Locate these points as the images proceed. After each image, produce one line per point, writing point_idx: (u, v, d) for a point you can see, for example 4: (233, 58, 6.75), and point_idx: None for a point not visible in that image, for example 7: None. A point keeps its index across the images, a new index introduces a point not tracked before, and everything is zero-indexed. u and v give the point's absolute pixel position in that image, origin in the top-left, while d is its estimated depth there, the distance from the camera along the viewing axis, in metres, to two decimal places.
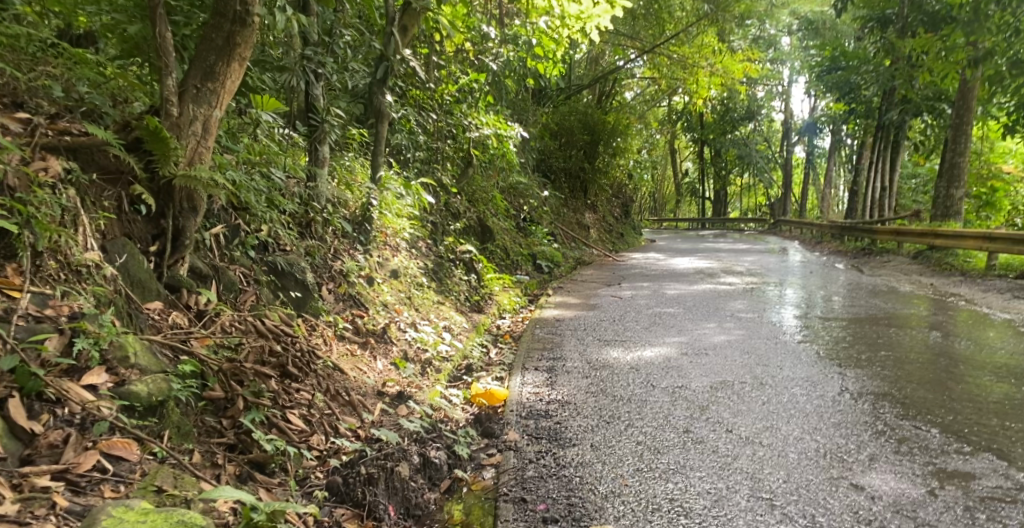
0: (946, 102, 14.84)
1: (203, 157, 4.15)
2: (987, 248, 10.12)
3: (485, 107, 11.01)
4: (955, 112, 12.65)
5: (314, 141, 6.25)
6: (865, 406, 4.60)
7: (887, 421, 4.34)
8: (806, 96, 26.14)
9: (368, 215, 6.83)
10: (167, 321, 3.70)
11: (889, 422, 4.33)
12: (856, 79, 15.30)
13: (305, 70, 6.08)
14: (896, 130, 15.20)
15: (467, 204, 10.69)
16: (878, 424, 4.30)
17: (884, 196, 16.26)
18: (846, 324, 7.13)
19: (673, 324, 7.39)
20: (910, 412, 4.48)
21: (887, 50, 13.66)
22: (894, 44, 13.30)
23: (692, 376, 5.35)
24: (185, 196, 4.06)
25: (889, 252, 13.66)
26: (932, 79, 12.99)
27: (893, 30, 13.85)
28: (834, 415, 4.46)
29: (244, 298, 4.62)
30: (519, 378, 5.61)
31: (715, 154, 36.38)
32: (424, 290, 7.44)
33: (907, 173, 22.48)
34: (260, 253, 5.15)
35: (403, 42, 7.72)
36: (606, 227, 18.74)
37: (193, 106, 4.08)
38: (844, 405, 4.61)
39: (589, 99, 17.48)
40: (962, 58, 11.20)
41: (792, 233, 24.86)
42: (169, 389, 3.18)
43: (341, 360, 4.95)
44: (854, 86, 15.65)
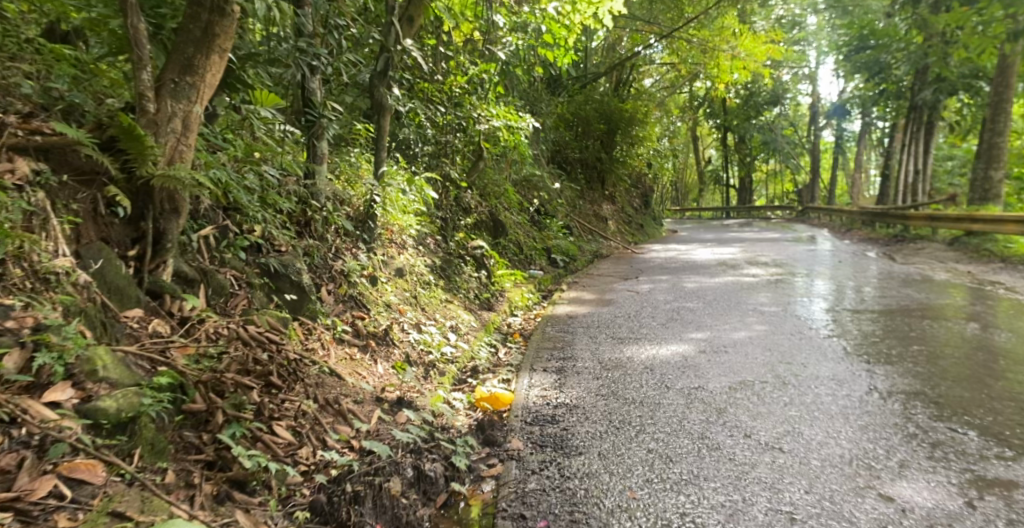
0: (984, 80, 14.18)
1: (185, 155, 3.95)
2: None
3: (497, 98, 10.75)
4: (993, 90, 12.22)
5: (312, 137, 6.05)
6: (895, 406, 4.32)
7: (918, 423, 4.07)
8: (832, 80, 25.59)
9: (372, 213, 6.62)
10: (147, 330, 3.50)
11: (920, 424, 4.05)
12: (885, 59, 14.87)
13: (302, 64, 5.87)
14: (930, 110, 14.76)
15: (479, 199, 10.46)
16: (909, 427, 4.03)
17: (915, 181, 15.91)
18: (876, 316, 6.82)
19: (691, 320, 7.11)
20: (944, 413, 4.19)
21: (918, 28, 13.20)
22: (928, 21, 12.84)
23: (710, 377, 5.09)
24: (166, 197, 3.86)
25: (922, 240, 13.26)
26: (966, 56, 12.54)
27: (922, 7, 13.41)
28: (861, 416, 4.19)
29: (234, 303, 4.44)
30: (527, 380, 5.38)
31: (736, 142, 35.80)
32: (431, 288, 7.22)
33: (939, 156, 21.87)
34: (253, 255, 4.96)
35: (408, 34, 7.48)
36: (625, 219, 18.43)
37: (172, 101, 3.88)
38: (872, 406, 4.34)
39: (606, 88, 17.16)
40: (999, 33, 10.78)
41: (816, 222, 24.36)
42: (141, 404, 2.99)
43: (339, 365, 4.77)
44: (884, 66, 15.31)
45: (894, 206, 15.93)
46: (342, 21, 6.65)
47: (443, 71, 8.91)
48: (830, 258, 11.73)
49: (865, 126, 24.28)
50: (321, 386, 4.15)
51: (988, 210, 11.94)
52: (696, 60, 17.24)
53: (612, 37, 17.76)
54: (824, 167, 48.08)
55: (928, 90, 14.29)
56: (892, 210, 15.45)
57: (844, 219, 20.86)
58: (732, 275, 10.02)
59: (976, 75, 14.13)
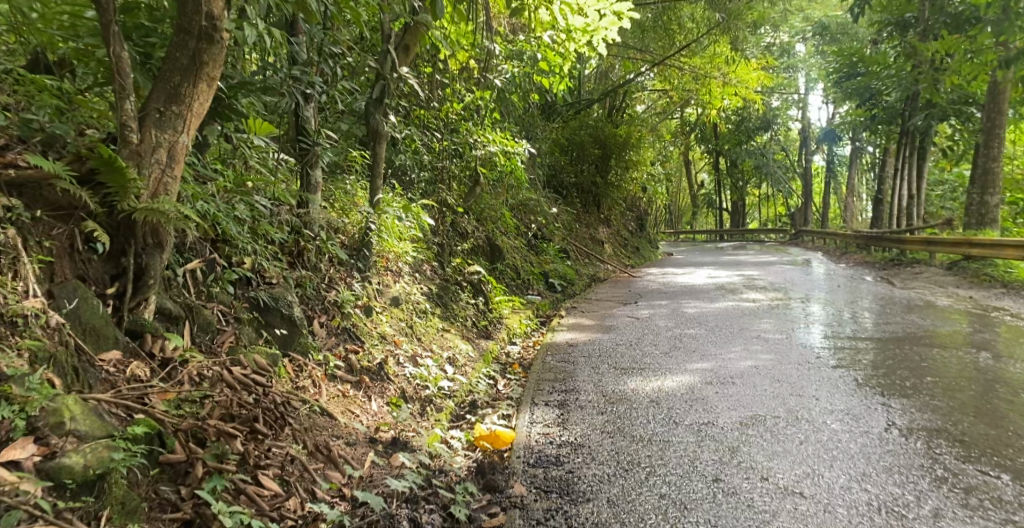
0: (974, 105, 14.15)
1: (171, 187, 3.69)
2: None
3: (493, 124, 10.62)
4: (985, 116, 12.19)
5: (305, 165, 5.89)
6: (918, 445, 4.11)
7: (947, 465, 3.86)
8: (823, 104, 25.65)
9: (366, 241, 6.42)
10: (124, 375, 3.28)
11: (949, 466, 3.85)
12: (876, 85, 14.79)
13: (297, 90, 5.69)
14: (921, 136, 14.64)
15: (475, 224, 10.27)
16: (937, 469, 3.82)
17: (910, 205, 15.80)
18: (883, 344, 6.63)
19: (695, 349, 6.88)
20: (972, 454, 3.98)
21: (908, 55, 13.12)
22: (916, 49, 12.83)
23: (719, 411, 4.87)
24: (149, 231, 3.63)
25: (919, 263, 13.13)
26: (959, 82, 12.47)
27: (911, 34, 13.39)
28: (883, 456, 3.98)
29: (222, 339, 4.24)
30: (528, 416, 5.14)
31: (730, 165, 35.80)
32: (428, 317, 7.01)
33: (932, 180, 21.79)
34: (242, 288, 4.75)
35: (404, 63, 7.27)
36: (621, 242, 18.26)
37: (156, 131, 3.63)
38: (894, 445, 4.12)
39: (600, 114, 17.06)
40: (991, 60, 10.75)
41: (811, 244, 24.23)
42: (111, 459, 2.77)
43: (331, 404, 4.56)
44: (874, 92, 15.26)
45: (889, 229, 15.81)
46: (337, 47, 6.51)
47: (439, 98, 8.76)
48: (829, 282, 11.56)
49: (856, 150, 24.31)
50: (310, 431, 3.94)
51: (987, 234, 11.81)
52: (688, 87, 17.15)
53: (604, 64, 17.69)
54: (817, 189, 48.14)
55: (918, 116, 14.12)
56: (887, 233, 15.31)
57: (839, 242, 20.74)
58: (733, 300, 9.83)
59: (966, 101, 13.99)
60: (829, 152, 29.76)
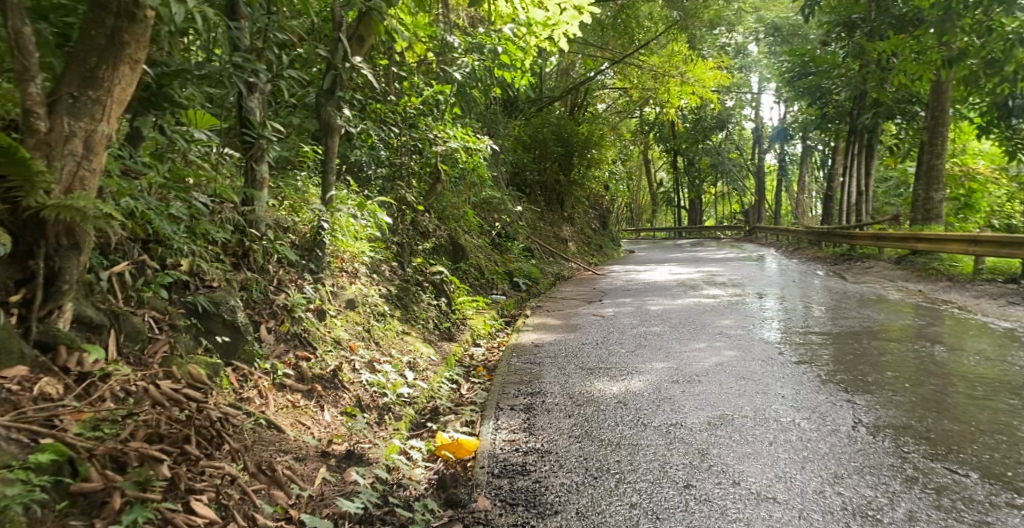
0: (919, 106, 14.36)
1: (88, 182, 3.31)
2: (973, 253, 9.46)
3: (453, 120, 10.27)
4: (930, 114, 12.19)
5: (250, 159, 5.48)
6: (886, 443, 3.89)
7: (915, 464, 3.65)
8: (778, 102, 25.73)
9: (318, 240, 6.06)
10: (31, 394, 2.96)
11: (919, 465, 3.63)
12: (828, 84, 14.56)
13: (238, 79, 5.27)
14: (870, 134, 14.65)
15: (436, 223, 9.93)
16: (906, 468, 3.61)
17: (859, 202, 15.59)
18: (842, 338, 6.47)
19: (661, 346, 6.64)
20: (939, 452, 3.78)
21: (856, 54, 13.08)
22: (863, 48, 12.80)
23: (688, 411, 4.61)
24: (63, 230, 3.28)
25: (871, 258, 13.12)
26: (905, 82, 12.44)
27: (860, 34, 13.35)
28: (853, 456, 3.76)
29: (153, 349, 3.89)
30: (492, 422, 4.84)
31: (688, 163, 35.95)
32: (387, 319, 6.66)
33: (881, 177, 21.97)
34: (179, 293, 4.38)
35: (358, 54, 6.90)
36: (585, 240, 18.07)
37: (69, 119, 3.22)
38: (862, 444, 3.91)
39: (561, 111, 16.82)
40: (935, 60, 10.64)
41: (766, 241, 24.38)
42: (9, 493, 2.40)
43: (279, 416, 4.24)
44: (825, 91, 15.09)
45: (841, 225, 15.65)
46: (284, 34, 6.10)
47: (396, 91, 8.39)
48: (786, 278, 11.46)
49: (807, 148, 24.44)
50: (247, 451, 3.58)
51: (934, 228, 11.80)
52: (647, 86, 16.98)
53: (565, 61, 17.40)
54: (772, 186, 48.69)
55: (867, 114, 14.04)
56: (837, 229, 15.33)
57: (792, 239, 20.82)
58: (696, 297, 9.63)
59: (911, 101, 14.35)
60: (782, 151, 29.96)
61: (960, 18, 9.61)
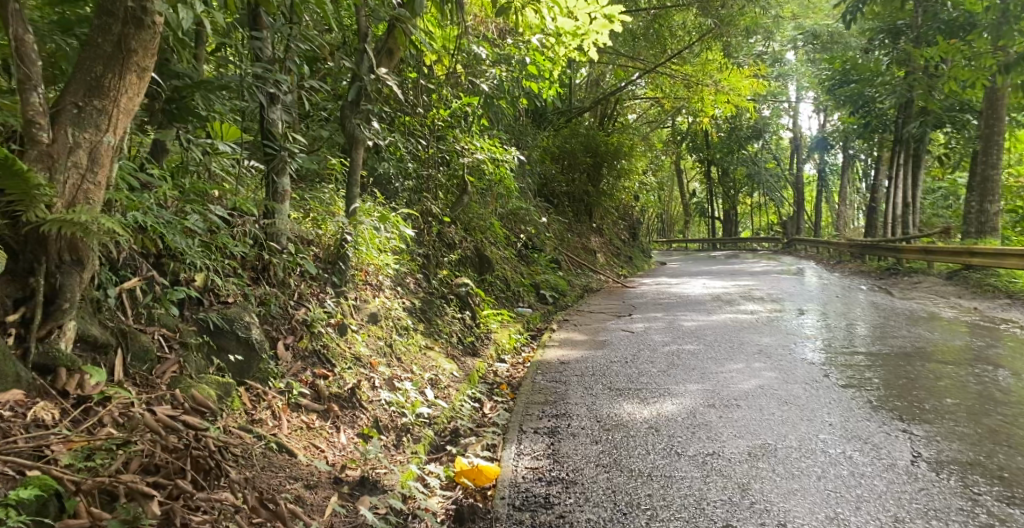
0: (970, 113, 13.53)
1: (93, 195, 3.16)
2: None
3: (481, 131, 10.11)
4: (985, 122, 11.71)
5: (271, 171, 5.30)
6: (953, 483, 3.61)
7: (989, 509, 3.37)
8: (817, 111, 25.16)
9: (342, 253, 5.88)
10: (25, 420, 2.86)
11: (993, 511, 3.36)
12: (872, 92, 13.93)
13: (260, 88, 5.11)
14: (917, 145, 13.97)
15: (462, 234, 9.74)
16: (979, 514, 3.33)
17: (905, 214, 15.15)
18: (891, 360, 6.14)
19: (695, 366, 6.37)
20: (1016, 494, 3.49)
21: (902, 61, 12.64)
22: (911, 54, 12.40)
23: (725, 439, 4.35)
24: (65, 246, 3.17)
25: (920, 273, 12.65)
26: (957, 88, 11.99)
27: (905, 41, 12.96)
28: (915, 497, 3.48)
29: (162, 369, 3.75)
30: (514, 447, 4.62)
31: (723, 172, 35.40)
32: (410, 334, 6.48)
33: (928, 188, 21.30)
34: (191, 310, 4.23)
35: (387, 68, 6.77)
36: (614, 252, 17.80)
37: (73, 130, 3.08)
38: (924, 483, 3.62)
39: (591, 122, 16.61)
40: (989, 65, 10.25)
41: (805, 253, 23.80)
42: None
43: (292, 439, 4.07)
44: (868, 99, 14.32)
45: (885, 237, 15.23)
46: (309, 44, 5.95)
47: (424, 103, 8.20)
48: (826, 293, 11.05)
49: (849, 157, 23.80)
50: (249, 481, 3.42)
51: (987, 243, 11.32)
52: (680, 95, 16.66)
53: (596, 71, 17.14)
54: (811, 196, 47.75)
55: (913, 122, 13.53)
56: (882, 242, 14.83)
57: (833, 252, 20.24)
58: (732, 312, 9.31)
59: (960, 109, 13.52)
60: (821, 161, 29.32)
61: (1018, 21, 9.51)
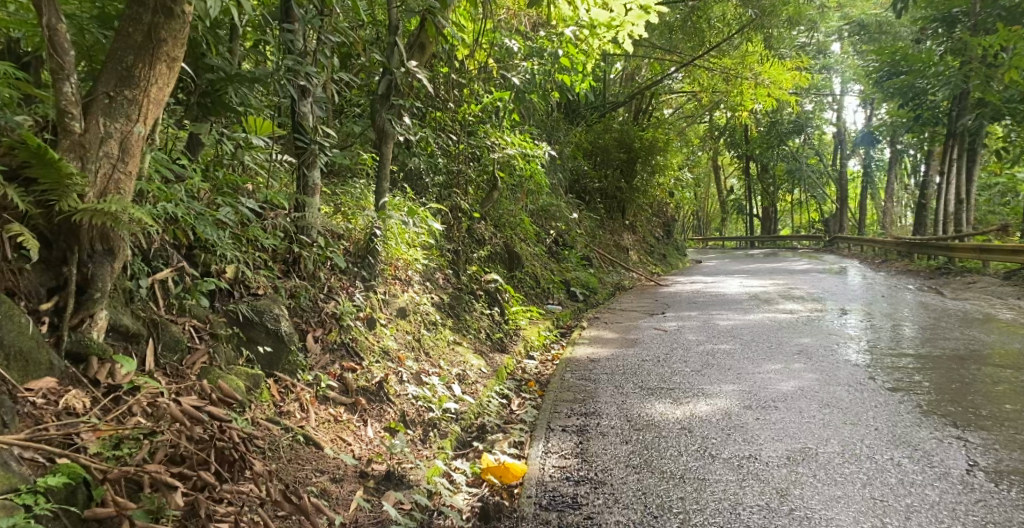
0: None
1: (123, 185, 3.17)
2: None
3: (512, 126, 10.06)
4: None
5: (302, 165, 5.29)
6: (1013, 494, 3.49)
7: None
8: (862, 106, 24.57)
9: (371, 247, 5.86)
10: (56, 408, 2.88)
11: None
12: (923, 83, 13.34)
13: (291, 81, 5.08)
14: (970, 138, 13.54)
15: (493, 230, 9.70)
16: None
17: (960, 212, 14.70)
18: (939, 363, 5.96)
19: (730, 366, 6.25)
20: None
21: (958, 50, 12.31)
22: (968, 43, 12.03)
23: (763, 442, 4.27)
24: (97, 236, 3.19)
25: (973, 272, 12.29)
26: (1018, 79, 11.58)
27: (962, 29, 12.59)
28: (972, 508, 3.37)
29: (191, 360, 3.76)
30: (542, 446, 4.57)
31: (762, 168, 34.84)
32: (438, 329, 6.46)
33: (984, 184, 20.64)
34: (221, 302, 4.25)
35: (420, 62, 6.74)
36: (646, 249, 17.62)
37: (105, 120, 3.09)
38: (981, 494, 3.50)
39: (625, 118, 16.43)
40: None
41: (847, 252, 23.31)
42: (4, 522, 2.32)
43: (319, 432, 4.06)
44: (920, 91, 13.63)
45: (936, 235, 14.80)
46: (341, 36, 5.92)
47: (456, 98, 8.16)
48: (869, 293, 10.78)
49: (898, 152, 23.19)
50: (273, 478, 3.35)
51: None
52: (719, 89, 16.40)
53: (631, 66, 16.94)
54: (855, 192, 46.73)
55: (968, 116, 12.92)
56: (933, 240, 14.41)
57: (878, 250, 19.74)
58: (768, 312, 9.14)
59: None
60: (866, 157, 28.64)
61: None
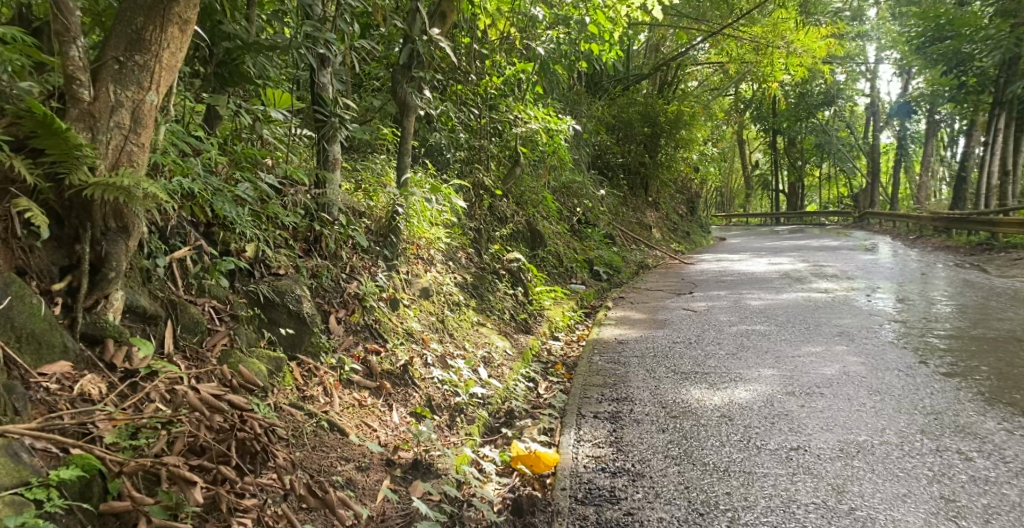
0: None
1: (137, 157, 2.98)
2: None
3: (535, 99, 9.80)
4: None
5: (321, 139, 5.08)
6: None
7: None
8: (896, 76, 23.92)
9: (394, 226, 5.66)
10: (70, 394, 2.71)
11: None
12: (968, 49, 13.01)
13: (309, 49, 4.86)
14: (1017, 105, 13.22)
15: (515, 208, 9.47)
16: None
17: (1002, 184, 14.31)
18: (992, 346, 5.70)
19: (767, 349, 6.02)
20: None
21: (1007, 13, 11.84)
22: None
23: (811, 432, 4.12)
24: (110, 212, 3.00)
25: (1018, 248, 11.92)
26: None
27: None
28: None
29: (212, 342, 3.59)
30: (575, 432, 4.41)
31: (789, 142, 34.15)
32: (462, 309, 6.27)
33: None
34: (241, 282, 4.07)
35: (442, 31, 6.50)
36: (669, 227, 17.31)
37: (115, 87, 2.90)
38: None
39: (649, 91, 16.05)
40: None
41: (878, 227, 22.77)
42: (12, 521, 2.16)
43: (344, 417, 3.90)
44: (965, 57, 13.21)
45: (976, 210, 14.39)
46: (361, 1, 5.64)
47: (478, 70, 7.91)
48: (907, 271, 10.41)
49: (933, 124, 22.58)
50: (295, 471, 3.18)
51: None
52: (748, 59, 16.05)
53: (656, 37, 16.53)
54: (887, 164, 45.72)
55: (1018, 82, 12.67)
56: (973, 215, 14.01)
57: (910, 226, 19.28)
58: (801, 291, 8.85)
59: None
60: (899, 128, 27.87)
61: None
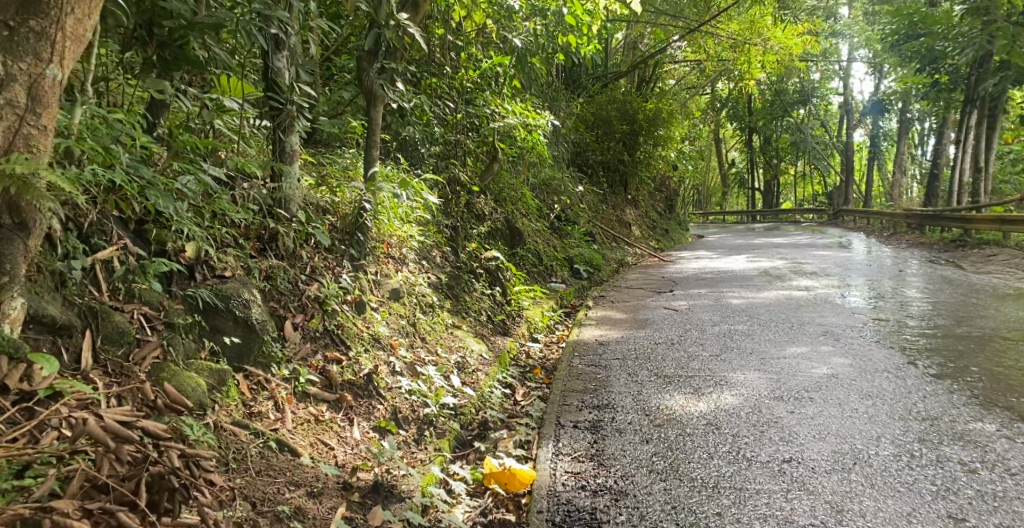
0: None
1: (35, 141, 2.58)
2: None
3: (512, 94, 9.42)
4: None
5: (276, 128, 4.64)
6: None
7: None
8: (870, 74, 23.83)
9: (360, 223, 5.23)
10: None
11: None
12: (940, 47, 12.77)
13: (262, 30, 4.43)
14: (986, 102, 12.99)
15: (493, 205, 9.07)
16: None
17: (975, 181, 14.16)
18: (986, 345, 5.40)
19: (754, 350, 5.67)
20: None
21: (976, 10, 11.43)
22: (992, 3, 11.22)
23: (804, 442, 3.76)
24: (3, 205, 2.57)
25: (993, 244, 11.72)
26: None
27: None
28: None
29: (141, 352, 3.18)
30: (551, 446, 4.01)
31: (766, 140, 34.05)
32: (434, 312, 5.86)
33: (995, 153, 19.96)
34: (181, 285, 3.65)
35: (414, 22, 6.09)
36: (649, 224, 17.02)
37: (7, 59, 2.47)
38: None
39: (629, 88, 15.72)
40: None
41: (853, 225, 22.65)
42: None
43: (297, 436, 3.49)
44: (938, 55, 13.01)
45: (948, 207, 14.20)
46: None
47: (451, 63, 7.50)
48: (885, 268, 10.17)
49: (905, 123, 22.46)
50: (230, 504, 2.77)
51: None
52: (724, 57, 15.92)
53: (634, 33, 16.25)
54: (862, 162, 45.90)
55: (990, 80, 12.44)
56: (946, 212, 13.79)
57: (885, 223, 19.13)
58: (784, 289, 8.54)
59: None
60: (873, 126, 27.83)
61: None
